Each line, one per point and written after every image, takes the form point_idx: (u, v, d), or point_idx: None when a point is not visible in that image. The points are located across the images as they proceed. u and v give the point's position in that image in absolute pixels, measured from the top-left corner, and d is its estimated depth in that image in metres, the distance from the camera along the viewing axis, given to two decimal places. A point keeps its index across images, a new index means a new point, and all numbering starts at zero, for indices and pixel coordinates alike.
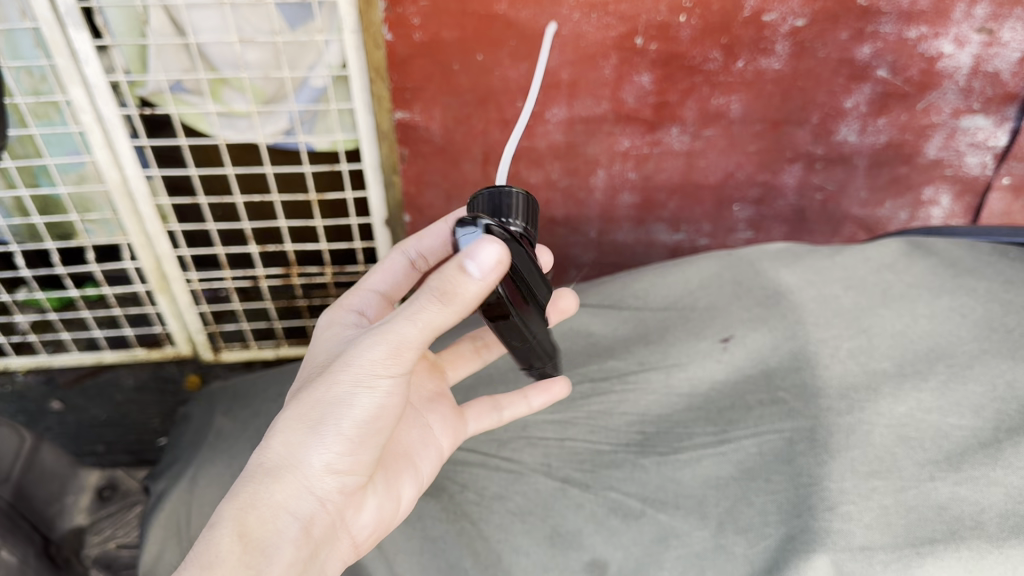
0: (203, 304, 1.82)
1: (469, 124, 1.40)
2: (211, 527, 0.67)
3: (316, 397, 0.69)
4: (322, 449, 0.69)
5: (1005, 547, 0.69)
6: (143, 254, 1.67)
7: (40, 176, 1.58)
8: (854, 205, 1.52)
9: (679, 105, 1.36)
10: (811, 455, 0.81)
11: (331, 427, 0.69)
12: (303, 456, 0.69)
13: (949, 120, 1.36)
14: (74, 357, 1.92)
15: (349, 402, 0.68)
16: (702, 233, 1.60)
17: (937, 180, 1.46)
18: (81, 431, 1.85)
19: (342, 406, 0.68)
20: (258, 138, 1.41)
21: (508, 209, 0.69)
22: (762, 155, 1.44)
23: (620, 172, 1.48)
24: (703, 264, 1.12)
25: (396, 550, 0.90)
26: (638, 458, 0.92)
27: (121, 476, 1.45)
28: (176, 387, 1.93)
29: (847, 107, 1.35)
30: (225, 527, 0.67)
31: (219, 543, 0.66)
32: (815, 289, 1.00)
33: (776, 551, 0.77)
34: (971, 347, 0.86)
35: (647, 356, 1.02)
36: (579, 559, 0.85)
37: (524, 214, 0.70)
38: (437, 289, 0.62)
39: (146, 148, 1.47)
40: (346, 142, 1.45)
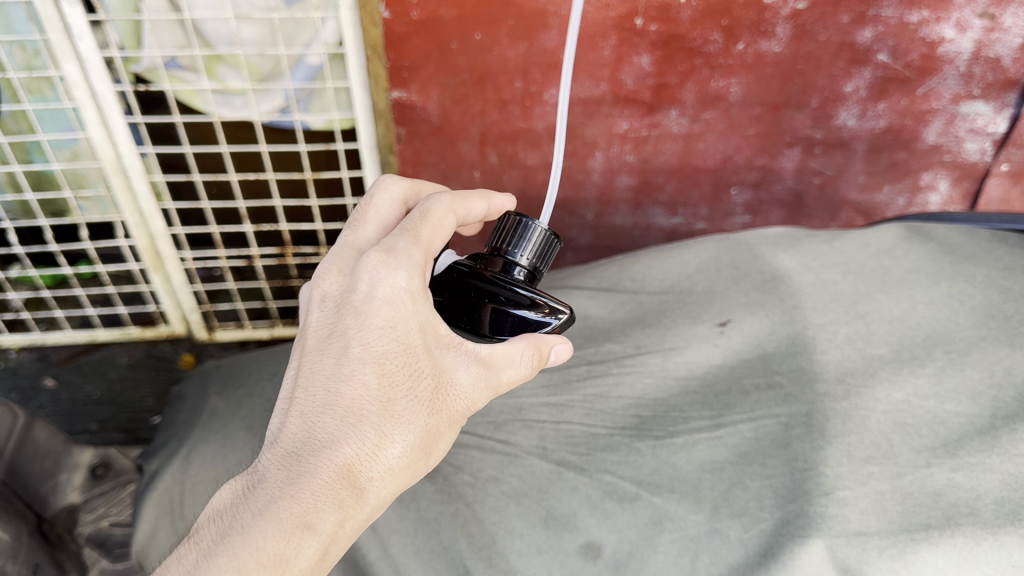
0: (197, 282, 1.81)
1: (467, 104, 1.39)
2: (312, 535, 0.61)
3: (431, 426, 0.68)
4: (407, 477, 0.68)
5: (999, 534, 0.69)
6: (137, 232, 1.66)
7: (34, 153, 1.57)
8: (851, 190, 1.51)
9: (679, 87, 1.35)
10: (808, 440, 0.81)
11: (424, 459, 0.69)
12: (397, 481, 0.67)
13: (948, 106, 1.35)
14: (66, 335, 1.92)
15: (444, 440, 0.70)
16: (699, 216, 1.60)
17: (935, 165, 1.45)
18: (74, 410, 1.85)
19: (438, 440, 0.70)
20: (254, 115, 1.40)
21: (526, 246, 0.77)
22: (760, 139, 1.44)
23: (618, 154, 1.48)
24: (702, 247, 1.11)
25: (391, 531, 0.90)
26: (634, 441, 0.91)
27: (115, 454, 1.45)
28: (170, 366, 1.93)
29: (847, 91, 1.34)
30: (319, 537, 0.62)
31: (313, 555, 0.61)
32: (814, 274, 0.99)
33: (771, 536, 0.77)
34: (969, 334, 0.85)
35: (644, 340, 1.01)
36: (574, 541, 0.85)
37: (538, 254, 0.78)
38: (534, 374, 0.74)
39: (140, 125, 1.46)
40: (341, 121, 1.44)
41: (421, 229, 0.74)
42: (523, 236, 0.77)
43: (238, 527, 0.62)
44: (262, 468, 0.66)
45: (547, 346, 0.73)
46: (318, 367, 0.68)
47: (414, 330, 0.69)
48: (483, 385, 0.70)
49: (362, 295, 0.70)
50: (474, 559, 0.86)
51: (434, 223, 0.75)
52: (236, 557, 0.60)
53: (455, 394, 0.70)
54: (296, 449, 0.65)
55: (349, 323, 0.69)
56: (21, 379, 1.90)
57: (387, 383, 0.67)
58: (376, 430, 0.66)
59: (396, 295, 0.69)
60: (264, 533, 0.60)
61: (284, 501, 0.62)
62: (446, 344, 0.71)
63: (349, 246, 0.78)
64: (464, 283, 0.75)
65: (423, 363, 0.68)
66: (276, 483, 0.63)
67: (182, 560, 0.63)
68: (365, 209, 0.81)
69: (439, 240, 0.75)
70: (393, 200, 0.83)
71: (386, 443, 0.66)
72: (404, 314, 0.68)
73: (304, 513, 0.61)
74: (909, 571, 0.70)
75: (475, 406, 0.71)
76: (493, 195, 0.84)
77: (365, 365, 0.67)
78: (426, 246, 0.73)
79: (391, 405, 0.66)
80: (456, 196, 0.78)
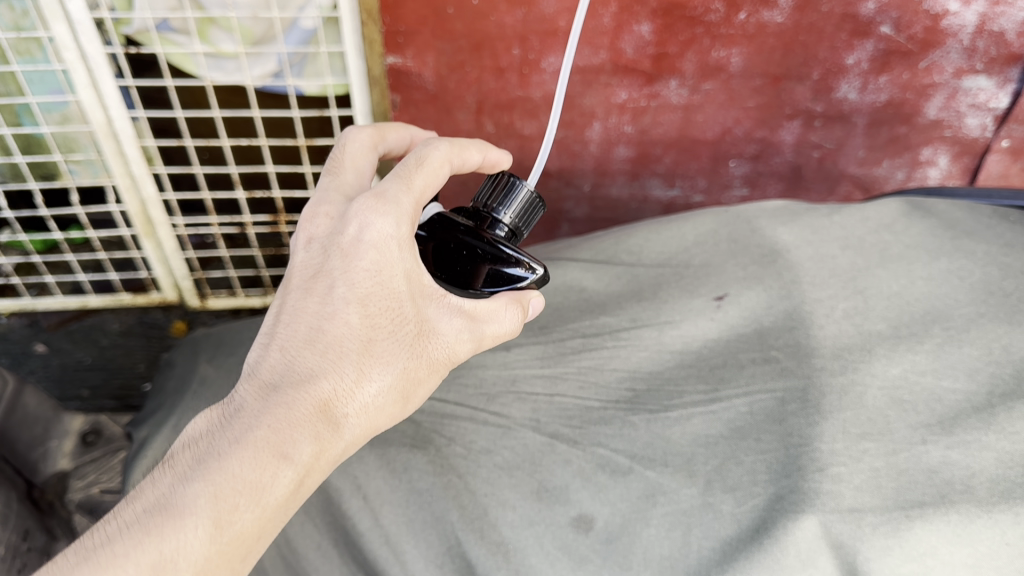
0: (189, 250, 1.80)
1: (463, 72, 1.37)
2: (289, 465, 0.61)
3: (410, 371, 0.70)
4: (383, 418, 0.70)
5: (993, 512, 0.69)
6: (128, 197, 1.64)
7: (23, 116, 1.55)
8: (851, 164, 1.50)
9: (679, 57, 1.34)
10: (803, 415, 0.80)
11: (402, 401, 0.71)
12: (374, 421, 0.68)
13: (950, 80, 1.33)
14: (57, 301, 1.89)
15: (422, 386, 0.72)
16: (697, 189, 1.59)
17: (936, 140, 1.43)
18: (65, 376, 1.84)
19: (415, 386, 0.71)
20: (246, 80, 1.38)
21: (512, 206, 0.79)
22: (761, 111, 1.42)
23: (616, 124, 1.47)
24: (700, 220, 1.10)
25: (381, 502, 0.89)
26: (627, 415, 0.90)
27: (105, 422, 1.45)
28: (162, 333, 1.92)
29: (849, 64, 1.32)
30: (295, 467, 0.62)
31: (288, 485, 0.62)
32: (813, 248, 0.98)
33: (764, 511, 0.76)
34: (968, 311, 0.84)
35: (640, 313, 1.00)
36: (566, 514, 0.84)
37: (521, 216, 0.79)
38: (516, 329, 0.75)
39: (131, 89, 1.44)
40: (336, 87, 1.42)
41: (414, 177, 0.71)
42: (511, 196, 0.78)
43: (214, 454, 0.61)
44: (237, 400, 0.65)
45: (528, 298, 0.75)
46: (303, 305, 0.68)
47: (400, 277, 0.69)
48: (466, 337, 0.72)
49: (351, 237, 0.69)
50: (465, 531, 0.86)
51: (429, 171, 0.72)
52: (213, 483, 0.59)
53: (436, 343, 0.71)
54: (274, 382, 0.65)
55: (335, 264, 0.69)
56: (11, 344, 1.89)
57: (370, 325, 0.67)
58: (357, 369, 0.67)
59: (383, 241, 0.68)
60: (241, 460, 0.60)
61: (260, 430, 0.61)
62: (429, 295, 0.72)
63: (336, 190, 0.76)
64: (454, 234, 0.75)
65: (407, 310, 0.69)
66: (253, 414, 0.63)
67: (152, 485, 0.60)
68: (341, 156, 0.79)
69: (432, 189, 0.73)
70: (364, 147, 0.81)
71: (364, 380, 0.67)
72: (390, 260, 0.68)
73: (281, 443, 0.61)
74: (904, 549, 0.70)
75: (455, 356, 0.73)
76: (489, 149, 0.82)
77: (348, 306, 0.67)
78: (418, 195, 0.71)
79: (373, 344, 0.67)
80: (454, 145, 0.75)
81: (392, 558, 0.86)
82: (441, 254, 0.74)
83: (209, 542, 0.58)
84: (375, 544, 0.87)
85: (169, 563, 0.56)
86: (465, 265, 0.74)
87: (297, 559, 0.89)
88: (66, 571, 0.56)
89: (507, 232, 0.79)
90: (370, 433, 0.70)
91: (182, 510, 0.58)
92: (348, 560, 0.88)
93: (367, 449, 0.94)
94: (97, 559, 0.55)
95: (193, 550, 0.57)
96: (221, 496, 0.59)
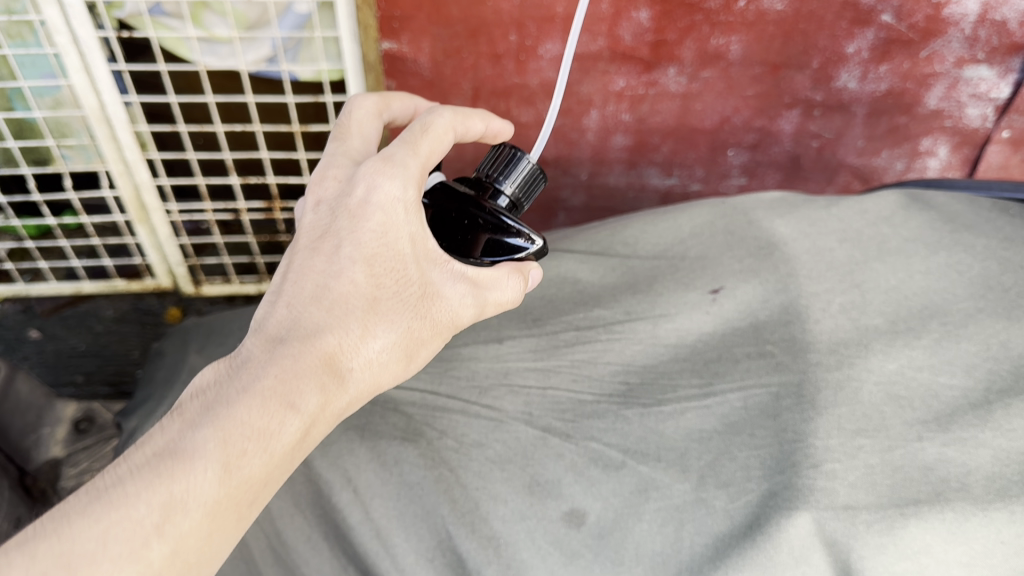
0: (183, 236, 1.79)
1: (459, 58, 1.36)
2: (296, 413, 0.60)
3: (414, 330, 0.70)
4: (386, 377, 0.69)
5: (989, 510, 0.68)
6: (122, 182, 1.63)
7: (15, 99, 1.53)
8: (850, 154, 1.49)
9: (678, 44, 1.32)
10: (797, 411, 0.80)
11: (405, 361, 0.71)
12: (377, 379, 0.68)
13: (951, 70, 1.31)
14: (51, 286, 1.89)
15: (424, 348, 0.72)
16: (695, 178, 1.58)
17: (936, 131, 1.42)
18: (60, 361, 1.83)
19: (418, 347, 0.71)
20: (240, 65, 1.37)
21: (514, 177, 0.78)
22: (760, 99, 1.41)
23: (614, 113, 1.46)
24: (696, 212, 1.09)
25: (372, 495, 0.88)
26: (621, 409, 0.89)
27: (99, 409, 1.43)
28: (156, 320, 1.91)
29: (849, 53, 1.31)
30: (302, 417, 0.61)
31: (295, 433, 0.61)
32: (810, 241, 0.97)
33: (757, 507, 0.76)
34: (966, 306, 0.84)
35: (635, 306, 0.99)
36: (558, 509, 0.83)
37: (522, 188, 0.79)
38: (517, 299, 0.76)
39: (124, 74, 1.42)
40: (330, 73, 1.41)
41: (421, 142, 0.72)
42: (513, 166, 0.78)
43: (221, 401, 0.59)
44: (241, 353, 0.64)
45: (527, 269, 0.77)
46: (309, 264, 0.68)
47: (405, 240, 0.69)
48: (470, 302, 0.73)
49: (358, 199, 0.70)
50: (456, 524, 0.85)
51: (434, 138, 0.73)
52: (221, 428, 0.57)
53: (440, 306, 0.72)
54: (280, 335, 0.64)
55: (342, 225, 0.69)
56: (4, 330, 1.88)
57: (376, 284, 0.67)
58: (363, 325, 0.67)
59: (390, 203, 0.69)
60: (249, 405, 0.59)
61: (267, 378, 0.61)
62: (433, 259, 0.72)
63: (343, 155, 0.78)
64: (456, 202, 0.75)
65: (411, 272, 0.69)
66: (259, 363, 0.62)
67: (156, 433, 0.59)
68: (348, 123, 0.80)
69: (436, 155, 0.74)
70: (370, 114, 0.83)
71: (370, 337, 0.67)
72: (397, 222, 0.69)
73: (289, 392, 0.61)
74: (898, 546, 0.69)
75: (458, 319, 0.73)
76: (491, 119, 0.84)
77: (355, 265, 0.67)
78: (424, 159, 0.72)
79: (379, 302, 0.68)
80: (457, 114, 0.77)
81: (383, 551, 0.85)
82: (442, 221, 0.74)
83: (219, 485, 0.56)
84: (365, 537, 0.86)
85: (180, 504, 0.54)
86: (464, 233, 0.74)
87: (287, 552, 0.88)
88: (73, 511, 0.53)
89: (508, 203, 0.79)
90: (372, 393, 0.69)
91: (191, 454, 0.56)
92: (338, 552, 0.87)
93: (359, 442, 0.93)
94: (106, 500, 0.53)
95: (204, 492, 0.55)
96: (230, 441, 0.57)
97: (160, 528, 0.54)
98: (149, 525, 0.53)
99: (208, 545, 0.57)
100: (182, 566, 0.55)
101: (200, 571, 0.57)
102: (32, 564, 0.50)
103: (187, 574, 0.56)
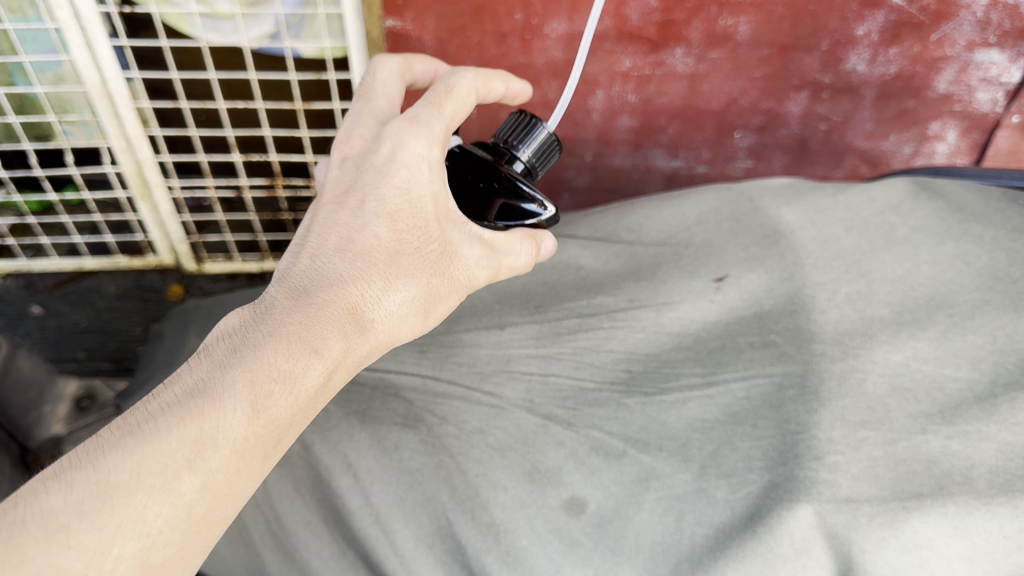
0: (184, 213, 1.78)
1: (464, 35, 1.35)
2: (320, 357, 0.60)
3: (433, 285, 0.70)
4: (404, 330, 0.70)
5: (992, 505, 0.68)
6: (124, 158, 1.63)
7: (16, 74, 1.53)
8: (858, 137, 1.47)
9: (685, 24, 1.31)
10: (800, 402, 0.79)
11: (421, 316, 0.71)
12: (395, 331, 0.68)
13: (962, 53, 1.29)
14: (53, 262, 1.89)
15: (440, 304, 0.73)
16: (701, 160, 1.57)
17: (945, 115, 1.40)
18: (62, 336, 1.83)
19: (434, 304, 0.72)
20: (242, 41, 1.35)
21: (530, 144, 0.80)
22: (767, 81, 1.39)
23: (620, 94, 1.45)
24: (702, 198, 1.08)
25: (372, 480, 0.88)
26: (623, 397, 0.89)
27: (100, 387, 1.44)
28: (159, 297, 1.91)
29: (859, 35, 1.29)
30: (325, 362, 0.61)
31: (319, 377, 0.61)
32: (816, 229, 0.96)
33: (757, 498, 0.76)
34: (973, 297, 0.83)
35: (638, 293, 0.98)
36: (558, 497, 0.83)
37: (538, 155, 0.80)
38: (531, 265, 0.78)
39: (125, 49, 1.42)
40: (332, 49, 1.40)
41: (445, 102, 0.73)
42: (532, 134, 0.80)
43: (248, 343, 0.59)
44: (266, 300, 0.64)
45: (542, 238, 0.78)
46: (334, 220, 0.69)
47: (428, 198, 0.69)
48: (486, 263, 0.74)
49: (384, 157, 0.70)
50: (455, 511, 0.85)
51: (458, 99, 0.73)
52: (248, 369, 0.58)
53: (458, 265, 0.72)
54: (304, 285, 0.64)
55: (368, 181, 0.70)
56: (6, 306, 1.87)
57: (398, 239, 0.68)
58: (385, 278, 0.67)
59: (415, 160, 0.69)
60: (276, 348, 0.59)
61: (293, 323, 0.61)
62: (453, 220, 0.73)
63: (369, 114, 0.78)
64: (474, 164, 0.76)
65: (433, 230, 0.70)
66: (285, 310, 0.62)
67: (184, 372, 0.59)
68: (372, 84, 0.81)
69: (460, 116, 0.74)
70: (393, 75, 0.82)
71: (392, 289, 0.67)
72: (421, 182, 0.69)
73: (313, 337, 0.61)
74: (899, 540, 0.69)
75: (474, 279, 0.74)
76: (512, 80, 0.83)
77: (379, 220, 0.68)
78: (449, 120, 0.72)
79: (400, 256, 0.68)
80: (481, 74, 0.77)
81: (382, 536, 0.85)
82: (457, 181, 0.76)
83: (246, 425, 0.56)
84: (364, 522, 0.86)
85: (210, 440, 0.55)
86: (478, 195, 0.76)
87: (286, 535, 0.88)
88: (107, 445, 0.54)
89: (523, 169, 0.80)
90: (390, 344, 0.70)
91: (219, 393, 0.56)
92: (337, 536, 0.87)
93: (359, 427, 0.93)
94: (139, 433, 0.54)
95: (234, 429, 0.55)
96: (258, 380, 0.58)
97: (191, 462, 0.54)
98: (180, 459, 0.53)
99: (235, 483, 0.57)
100: (212, 502, 0.55)
101: (228, 508, 0.57)
102: (69, 492, 0.51)
103: (216, 509, 0.56)
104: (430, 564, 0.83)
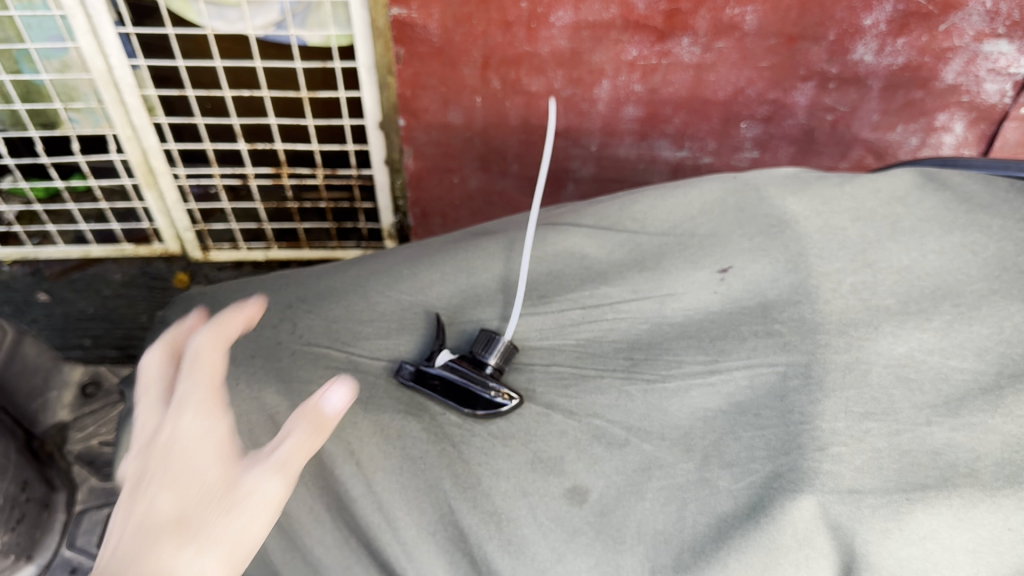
0: (190, 200, 1.82)
1: (470, 25, 1.46)
2: None
3: (223, 524, 0.60)
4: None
5: (997, 496, 0.69)
6: (128, 146, 1.66)
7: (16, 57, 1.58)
8: (865, 128, 1.59)
9: (692, 14, 1.40)
10: (805, 393, 0.79)
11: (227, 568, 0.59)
12: None
13: (971, 44, 1.40)
14: (60, 250, 1.92)
15: (249, 537, 0.60)
16: (706, 151, 1.68)
17: (953, 105, 1.52)
18: (68, 325, 1.84)
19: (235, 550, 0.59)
20: (250, 30, 1.47)
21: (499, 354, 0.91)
22: (774, 71, 1.49)
23: (625, 84, 1.54)
24: (706, 187, 1.08)
25: (374, 469, 0.87)
26: (624, 384, 0.88)
27: (105, 373, 1.49)
28: (164, 284, 1.92)
29: (867, 24, 1.38)
30: None
31: None
32: (822, 219, 0.95)
33: (761, 488, 0.76)
34: (980, 287, 0.83)
35: (641, 284, 0.96)
36: (559, 485, 0.83)
37: (504, 357, 0.91)
38: (328, 428, 0.65)
39: (130, 35, 1.45)
40: (339, 37, 1.55)
41: (201, 367, 0.70)
42: (492, 344, 0.91)
43: None
44: None
45: (313, 402, 0.65)
46: (116, 518, 0.62)
47: (206, 461, 0.63)
48: (276, 471, 0.62)
49: (157, 444, 0.65)
50: (458, 499, 0.84)
51: (206, 365, 0.70)
52: None
53: (244, 492, 0.61)
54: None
55: (145, 468, 0.64)
56: (12, 292, 1.89)
57: (180, 501, 0.61)
58: (170, 541, 0.58)
59: (185, 440, 0.65)
60: None
61: None
62: (233, 458, 0.64)
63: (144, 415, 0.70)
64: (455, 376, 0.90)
65: (210, 474, 0.62)
66: None
67: None
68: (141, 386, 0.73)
69: (219, 376, 0.70)
70: (162, 363, 0.74)
71: (181, 548, 0.58)
72: (194, 445, 0.64)
73: None
74: (904, 532, 0.70)
75: (271, 494, 0.62)
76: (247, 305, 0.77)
77: (160, 491, 0.62)
78: (211, 387, 0.69)
79: (186, 515, 0.60)
80: (212, 329, 0.73)
81: (384, 524, 0.85)
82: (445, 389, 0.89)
83: None
84: (368, 510, 0.86)
85: None
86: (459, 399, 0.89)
87: None
88: None
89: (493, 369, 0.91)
90: None
91: None
92: (340, 525, 0.88)
93: (362, 414, 0.90)
94: None
95: None
96: None
97: None
98: None
99: None
100: None
101: None
102: None
103: None
104: (433, 552, 0.83)
